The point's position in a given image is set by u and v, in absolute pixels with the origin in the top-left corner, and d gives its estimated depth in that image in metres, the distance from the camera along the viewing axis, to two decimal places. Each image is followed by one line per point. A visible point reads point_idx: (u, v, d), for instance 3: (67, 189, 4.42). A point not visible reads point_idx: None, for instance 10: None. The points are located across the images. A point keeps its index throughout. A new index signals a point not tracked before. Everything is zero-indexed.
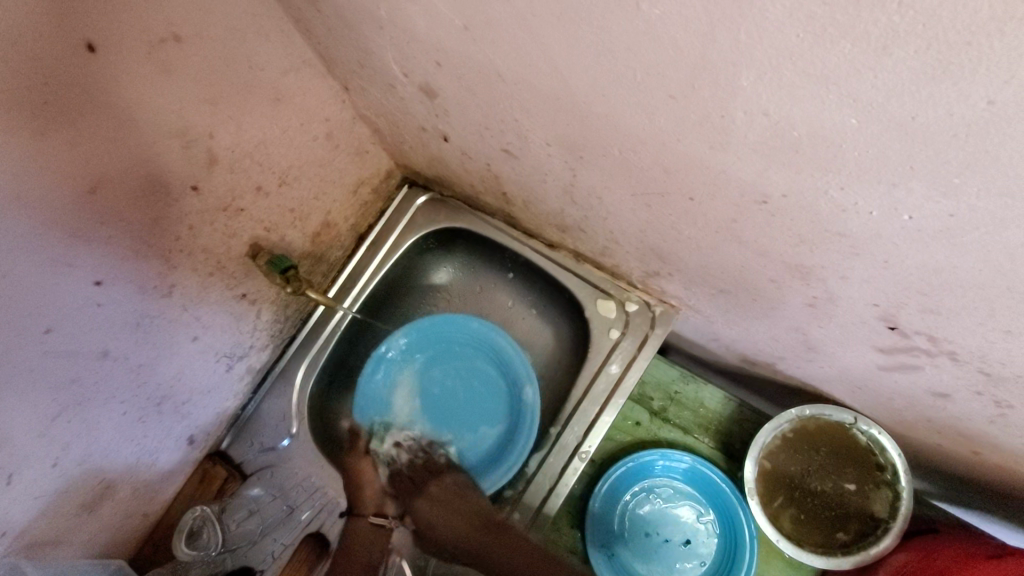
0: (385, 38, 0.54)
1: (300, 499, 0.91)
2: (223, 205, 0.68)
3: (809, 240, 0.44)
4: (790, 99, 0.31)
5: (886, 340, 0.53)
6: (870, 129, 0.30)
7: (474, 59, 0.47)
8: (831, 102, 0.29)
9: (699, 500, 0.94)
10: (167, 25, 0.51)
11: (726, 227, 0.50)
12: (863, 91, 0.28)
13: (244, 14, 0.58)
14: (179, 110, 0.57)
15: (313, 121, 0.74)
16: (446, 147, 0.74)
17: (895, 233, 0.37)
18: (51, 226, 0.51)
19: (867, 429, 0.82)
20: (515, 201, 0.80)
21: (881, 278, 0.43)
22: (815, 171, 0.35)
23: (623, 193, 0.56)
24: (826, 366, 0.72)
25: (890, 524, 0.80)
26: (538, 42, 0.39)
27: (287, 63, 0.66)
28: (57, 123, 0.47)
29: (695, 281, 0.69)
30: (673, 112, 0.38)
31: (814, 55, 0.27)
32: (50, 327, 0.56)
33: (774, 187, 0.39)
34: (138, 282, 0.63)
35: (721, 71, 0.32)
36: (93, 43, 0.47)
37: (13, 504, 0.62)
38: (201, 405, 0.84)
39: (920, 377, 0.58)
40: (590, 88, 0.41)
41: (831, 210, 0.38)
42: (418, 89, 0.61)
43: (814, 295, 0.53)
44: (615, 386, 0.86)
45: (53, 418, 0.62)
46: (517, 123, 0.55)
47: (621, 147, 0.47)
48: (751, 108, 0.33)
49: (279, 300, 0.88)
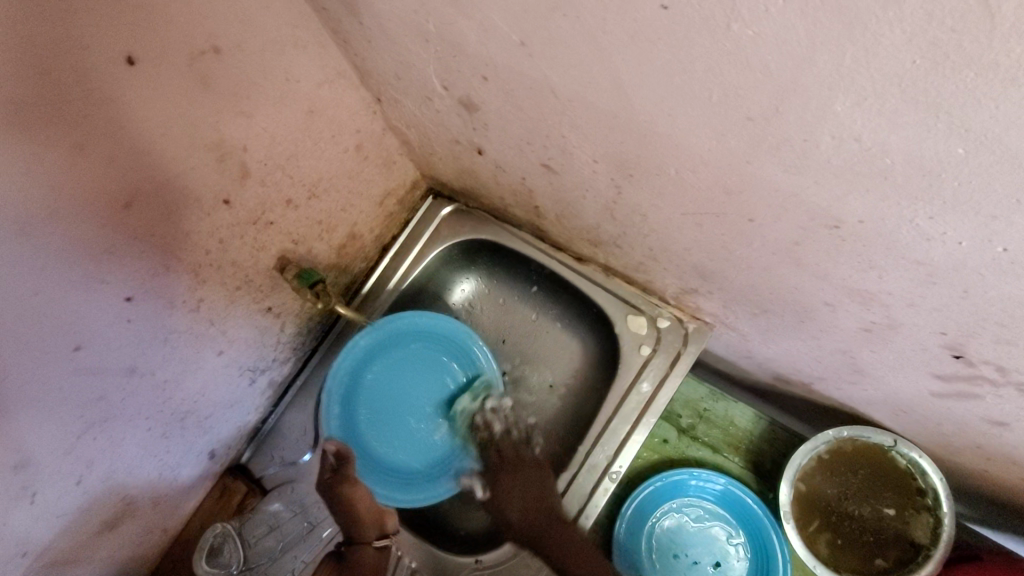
0: (428, 51, 0.52)
1: (321, 516, 0.89)
2: (253, 218, 0.67)
3: (880, 266, 0.42)
4: (891, 126, 0.29)
5: (947, 368, 0.51)
6: (979, 159, 0.28)
7: (527, 75, 0.45)
8: (939, 130, 0.27)
9: (729, 521, 0.92)
10: (207, 37, 0.50)
11: (785, 250, 0.48)
12: (980, 121, 0.26)
13: (283, 26, 0.56)
14: (215, 123, 0.55)
15: (344, 133, 0.73)
16: (480, 160, 0.72)
17: (983, 265, 0.35)
18: (84, 243, 0.50)
19: (906, 452, 0.79)
20: (548, 215, 0.78)
21: (956, 307, 0.41)
22: (904, 200, 0.33)
23: (672, 212, 0.54)
24: (871, 389, 0.69)
25: (932, 551, 0.78)
26: (604, 59, 0.37)
27: (322, 74, 0.64)
28: (93, 138, 0.46)
29: (736, 300, 0.67)
30: (748, 135, 0.36)
31: (929, 82, 0.25)
32: (79, 344, 0.54)
33: (851, 213, 0.37)
34: (168, 296, 0.61)
35: (814, 95, 0.30)
36: (133, 56, 0.45)
37: (36, 524, 0.60)
38: (223, 419, 0.82)
39: (979, 405, 0.56)
40: (655, 108, 0.39)
41: (914, 239, 0.36)
42: (458, 102, 0.59)
43: (873, 320, 0.51)
44: (647, 405, 0.84)
45: (79, 436, 0.60)
46: (563, 139, 0.53)
47: (679, 167, 0.45)
48: (841, 133, 0.31)
49: (303, 313, 0.86)
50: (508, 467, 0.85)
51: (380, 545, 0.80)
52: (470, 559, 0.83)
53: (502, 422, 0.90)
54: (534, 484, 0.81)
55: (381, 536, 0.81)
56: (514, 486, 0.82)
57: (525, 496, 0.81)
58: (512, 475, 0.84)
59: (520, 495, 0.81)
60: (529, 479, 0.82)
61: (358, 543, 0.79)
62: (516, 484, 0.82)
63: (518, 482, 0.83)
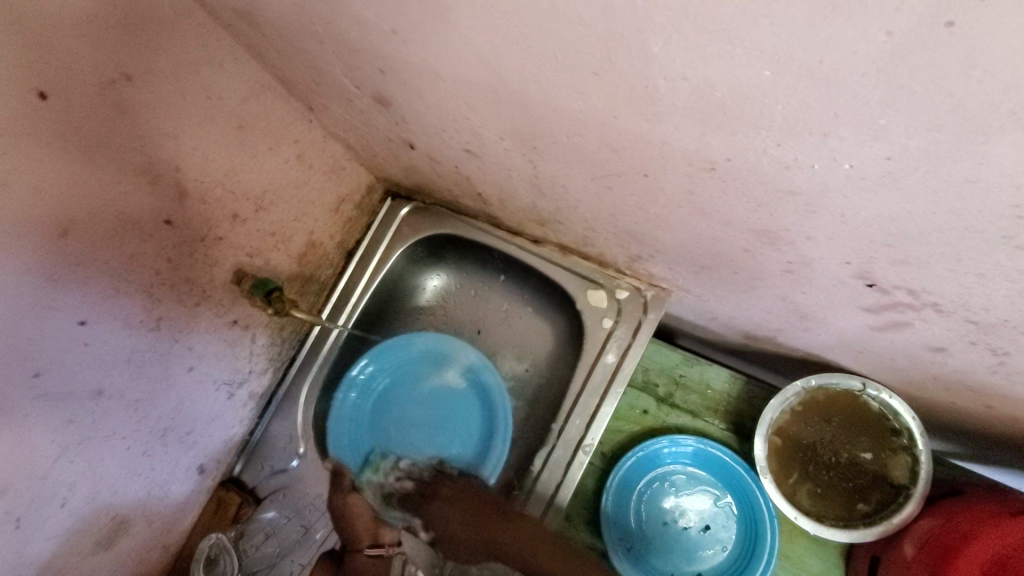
0: (328, 53, 0.54)
1: (314, 518, 0.92)
2: (201, 235, 0.69)
3: (766, 203, 0.43)
4: (701, 59, 0.30)
5: (869, 298, 0.52)
6: (783, 79, 0.29)
7: (411, 61, 0.47)
8: (740, 56, 0.28)
9: (714, 483, 0.92)
10: (116, 66, 0.53)
11: (686, 200, 0.49)
12: (765, 41, 0.27)
13: (195, 47, 0.59)
14: (142, 146, 0.58)
15: (282, 144, 0.75)
16: (414, 154, 0.74)
17: (842, 185, 0.36)
18: (26, 273, 0.53)
19: (876, 394, 0.79)
20: (491, 200, 0.80)
21: (845, 233, 0.42)
22: (749, 130, 0.34)
23: (584, 178, 0.55)
24: (822, 333, 0.69)
25: (912, 490, 0.78)
26: (461, 35, 0.39)
27: (246, 89, 0.67)
28: (18, 172, 0.49)
29: (676, 261, 0.68)
30: (602, 89, 0.37)
31: (708, 10, 0.27)
32: (40, 371, 0.58)
33: (717, 152, 0.39)
34: (124, 317, 0.64)
35: (630, 40, 0.31)
36: (43, 91, 0.49)
37: (26, 547, 0.63)
38: (206, 433, 0.85)
39: (914, 334, 0.56)
40: (520, 75, 0.41)
41: (777, 168, 0.37)
42: (372, 99, 0.61)
43: (789, 260, 0.52)
44: (613, 375, 0.85)
45: (55, 459, 0.63)
46: (468, 121, 0.55)
47: (567, 132, 0.46)
48: (669, 74, 0.32)
49: (273, 324, 0.89)
50: (429, 496, 0.87)
51: (373, 553, 0.83)
52: None
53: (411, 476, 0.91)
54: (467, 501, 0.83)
55: (374, 544, 0.84)
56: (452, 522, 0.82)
57: (463, 524, 0.81)
58: (440, 504, 0.85)
59: (467, 535, 0.80)
60: (465, 495, 0.84)
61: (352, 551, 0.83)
62: (450, 512, 0.83)
63: (451, 518, 0.83)
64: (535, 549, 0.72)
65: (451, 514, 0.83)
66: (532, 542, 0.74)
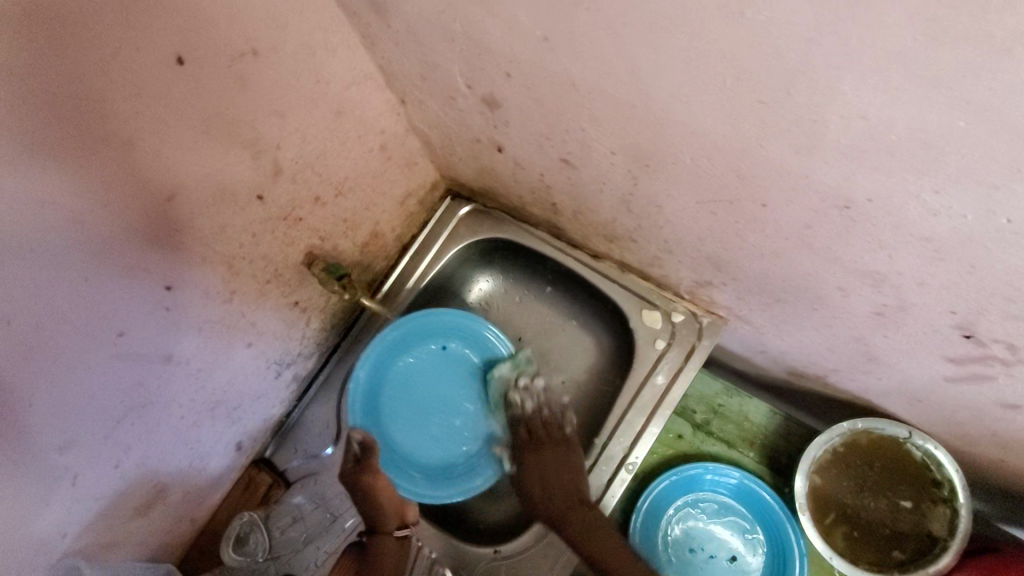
0: (453, 50, 0.55)
1: (343, 507, 0.92)
2: (284, 214, 0.70)
3: (890, 246, 0.43)
4: (895, 102, 0.31)
5: (958, 349, 0.53)
6: (978, 131, 0.30)
7: (548, 69, 0.48)
8: (941, 104, 0.29)
9: (745, 515, 0.92)
10: (247, 40, 0.53)
11: (796, 234, 0.50)
12: (978, 93, 0.28)
13: (316, 29, 0.60)
14: (252, 121, 0.59)
15: (370, 133, 0.76)
16: (499, 158, 0.75)
17: (989, 237, 0.37)
18: (131, 232, 0.53)
19: (922, 443, 0.79)
20: (565, 211, 0.80)
21: (964, 283, 0.43)
22: (909, 175, 0.35)
23: (687, 201, 0.56)
24: (885, 378, 0.70)
25: (949, 542, 0.78)
26: (624, 50, 0.40)
27: (351, 76, 0.68)
28: (143, 132, 0.49)
29: (751, 291, 0.69)
30: (760, 118, 0.38)
31: (928, 57, 0.27)
32: (122, 331, 0.57)
33: (860, 192, 0.39)
34: (204, 288, 0.64)
35: (821, 75, 0.32)
36: (182, 57, 0.49)
37: (75, 505, 0.63)
38: (251, 411, 0.85)
39: (992, 388, 0.57)
40: (672, 96, 0.42)
41: (921, 215, 0.38)
42: (480, 100, 0.62)
43: (884, 303, 0.53)
44: (662, 397, 0.85)
45: (117, 421, 0.63)
46: (582, 132, 0.55)
47: (694, 154, 0.47)
48: (848, 112, 0.33)
49: (328, 309, 0.89)
50: (536, 446, 0.85)
51: (400, 534, 0.83)
52: (489, 549, 0.85)
53: (536, 400, 0.89)
54: (563, 470, 0.82)
55: (401, 526, 0.84)
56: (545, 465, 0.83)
57: (558, 480, 0.81)
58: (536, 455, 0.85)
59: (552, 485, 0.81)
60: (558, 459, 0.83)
61: (379, 532, 0.82)
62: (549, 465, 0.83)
63: (546, 470, 0.83)
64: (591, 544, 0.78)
65: (551, 473, 0.82)
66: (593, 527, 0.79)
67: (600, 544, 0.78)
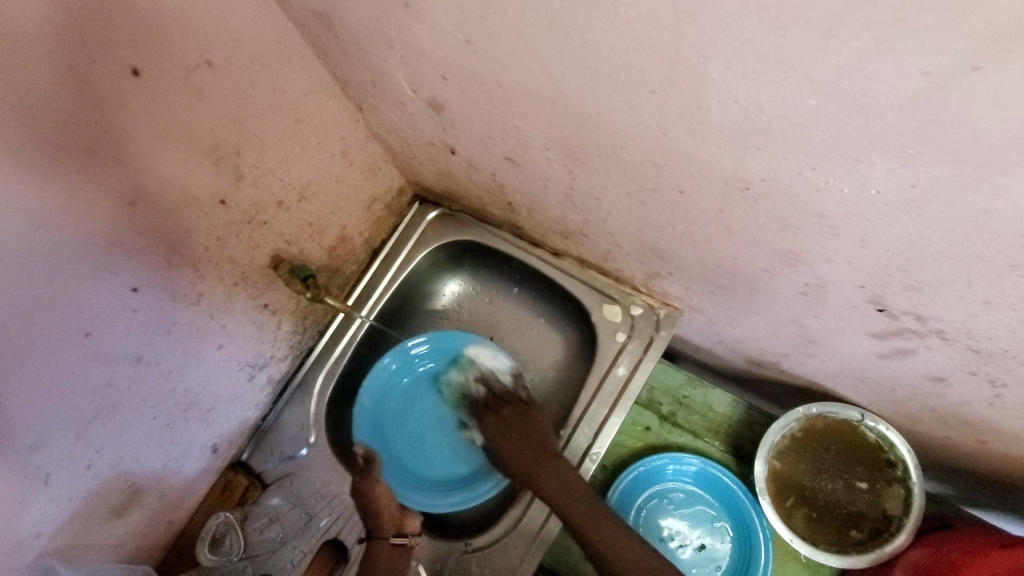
0: (395, 57, 0.59)
1: (318, 506, 0.93)
2: (248, 218, 0.73)
3: (793, 224, 0.47)
4: (756, 85, 0.34)
5: (878, 323, 0.56)
6: (826, 108, 0.33)
7: (476, 70, 0.52)
8: (791, 85, 0.33)
9: (711, 504, 0.94)
10: (200, 53, 0.57)
11: (715, 218, 0.53)
12: (817, 73, 0.31)
13: (269, 41, 0.64)
14: (211, 128, 0.62)
15: (329, 140, 0.80)
16: (454, 160, 0.79)
17: (866, 209, 0.40)
18: (94, 235, 0.56)
19: (874, 425, 0.83)
20: (521, 210, 0.84)
21: (862, 257, 0.46)
22: (787, 153, 0.39)
23: (620, 192, 0.59)
24: (828, 360, 0.73)
25: (904, 521, 0.80)
26: (533, 49, 0.44)
27: (307, 85, 0.72)
28: (102, 139, 0.53)
29: (695, 279, 0.72)
30: (656, 106, 0.42)
31: (770, 42, 0.31)
32: (89, 331, 0.60)
33: (754, 173, 0.43)
34: (170, 289, 0.68)
35: (693, 63, 0.35)
36: (137, 69, 0.53)
37: (49, 504, 0.65)
38: (225, 412, 0.88)
39: (917, 362, 0.59)
40: (581, 90, 0.45)
41: (808, 191, 0.41)
42: (427, 104, 0.66)
43: (805, 282, 0.56)
44: (623, 388, 0.88)
45: (88, 420, 0.65)
46: (518, 130, 0.59)
47: (613, 146, 0.51)
48: (723, 97, 0.37)
49: (299, 312, 0.92)
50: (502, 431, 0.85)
51: (397, 542, 0.81)
52: (460, 543, 0.87)
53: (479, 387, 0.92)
54: (525, 433, 0.82)
55: (400, 534, 0.82)
56: (508, 435, 0.83)
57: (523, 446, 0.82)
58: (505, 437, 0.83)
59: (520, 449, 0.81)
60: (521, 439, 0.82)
61: (376, 537, 0.81)
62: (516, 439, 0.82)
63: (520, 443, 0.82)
64: (566, 498, 0.75)
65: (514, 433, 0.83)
66: (564, 490, 0.76)
67: (577, 509, 0.75)
